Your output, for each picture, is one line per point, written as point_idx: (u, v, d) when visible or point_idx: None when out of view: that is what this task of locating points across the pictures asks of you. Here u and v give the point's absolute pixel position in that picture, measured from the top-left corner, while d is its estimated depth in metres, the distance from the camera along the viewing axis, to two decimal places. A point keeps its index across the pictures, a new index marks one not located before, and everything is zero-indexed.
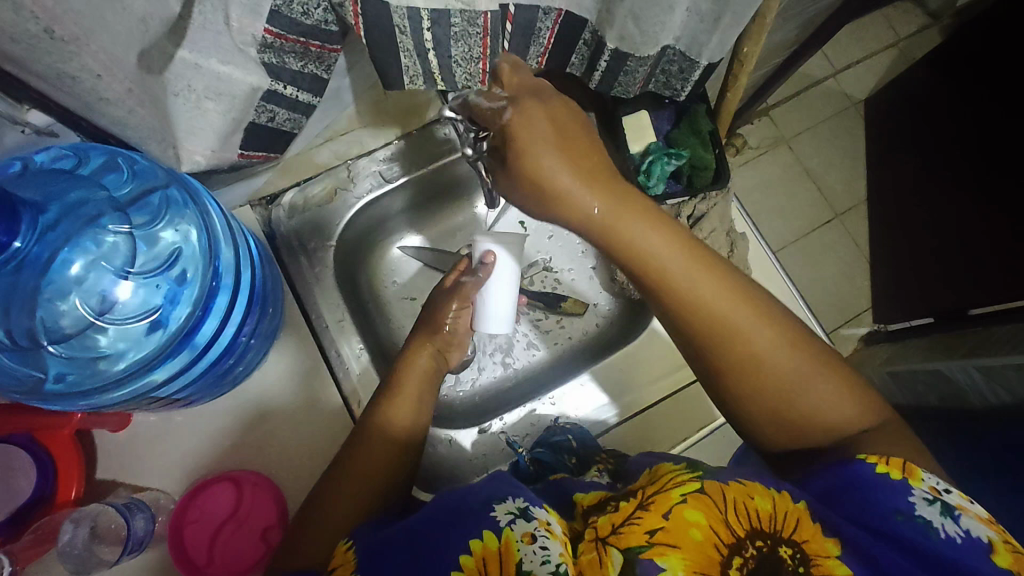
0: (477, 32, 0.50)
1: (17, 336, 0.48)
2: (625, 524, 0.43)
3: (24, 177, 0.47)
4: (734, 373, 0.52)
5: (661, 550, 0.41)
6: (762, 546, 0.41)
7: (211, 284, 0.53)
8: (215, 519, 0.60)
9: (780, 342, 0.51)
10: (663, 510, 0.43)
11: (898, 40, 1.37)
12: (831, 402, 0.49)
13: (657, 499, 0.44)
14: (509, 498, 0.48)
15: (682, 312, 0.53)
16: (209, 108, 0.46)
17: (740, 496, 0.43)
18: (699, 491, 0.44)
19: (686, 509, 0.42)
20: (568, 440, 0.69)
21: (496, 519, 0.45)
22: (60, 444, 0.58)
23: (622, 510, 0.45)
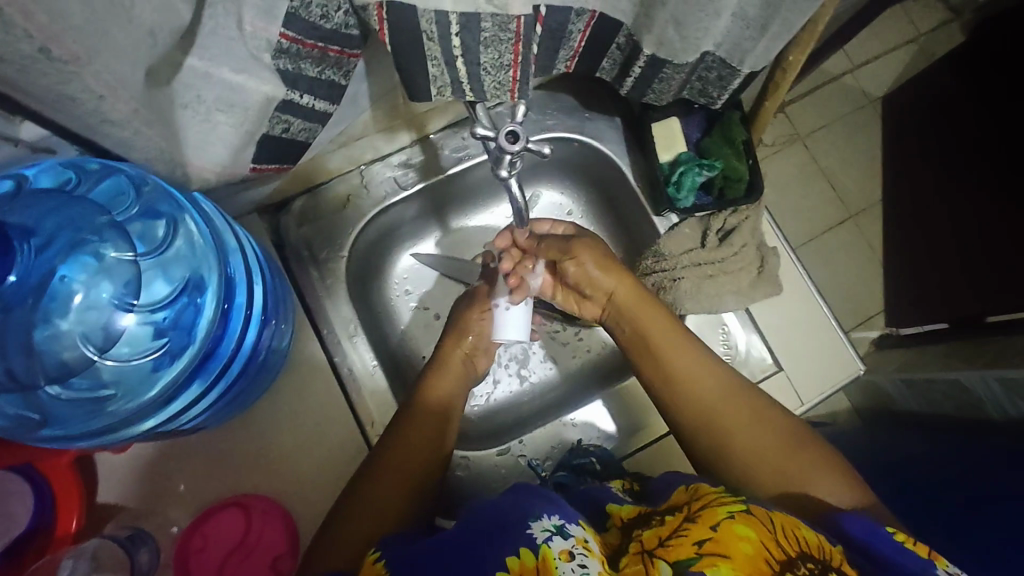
0: (508, 38, 0.45)
1: (15, 374, 0.44)
2: (673, 536, 0.42)
3: (18, 198, 0.43)
4: (726, 448, 0.55)
5: (711, 561, 0.39)
6: (814, 568, 0.39)
7: (224, 306, 0.51)
8: (222, 548, 0.57)
9: (766, 428, 0.55)
10: (710, 522, 0.42)
11: (918, 36, 1.21)
12: (829, 480, 0.51)
13: (705, 513, 0.43)
14: (544, 514, 0.45)
15: (673, 396, 0.59)
16: (220, 120, 0.43)
17: (787, 523, 0.43)
18: (746, 511, 0.43)
19: (735, 524, 0.41)
20: (591, 462, 0.66)
21: (533, 534, 0.43)
22: (61, 473, 0.55)
23: (668, 524, 0.44)
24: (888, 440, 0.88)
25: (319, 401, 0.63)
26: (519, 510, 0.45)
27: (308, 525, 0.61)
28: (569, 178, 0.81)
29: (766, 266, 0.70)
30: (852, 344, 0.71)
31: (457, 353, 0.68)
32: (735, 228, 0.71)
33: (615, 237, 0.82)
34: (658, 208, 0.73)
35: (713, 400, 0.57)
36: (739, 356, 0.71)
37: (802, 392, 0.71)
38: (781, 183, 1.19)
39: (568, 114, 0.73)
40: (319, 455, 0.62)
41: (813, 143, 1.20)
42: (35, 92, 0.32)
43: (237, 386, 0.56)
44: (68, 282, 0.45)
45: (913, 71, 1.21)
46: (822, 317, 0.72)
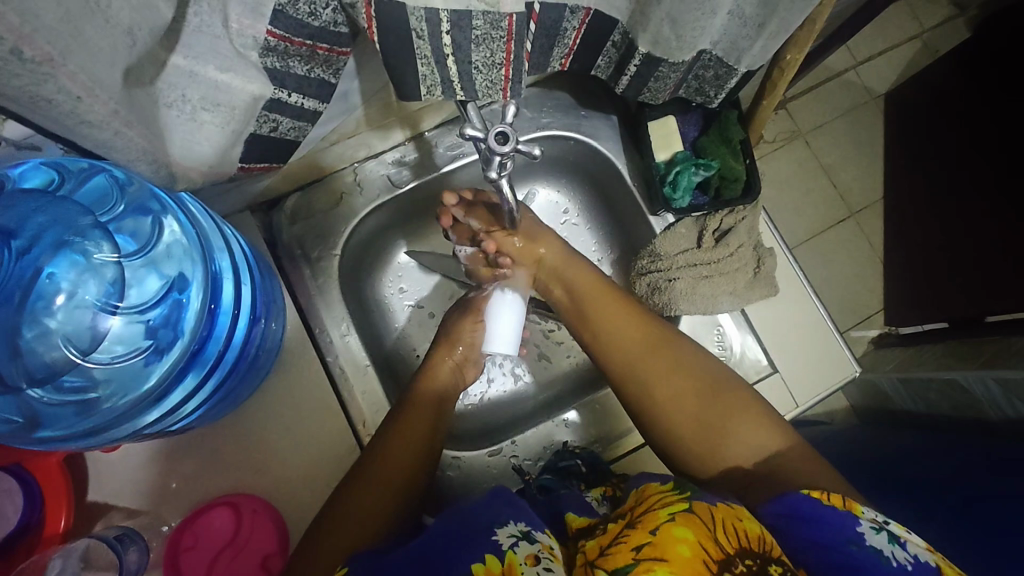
0: (500, 36, 0.44)
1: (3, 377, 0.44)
2: (613, 543, 0.43)
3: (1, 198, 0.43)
4: (656, 403, 0.60)
5: (648, 566, 0.40)
6: (751, 563, 0.41)
7: (211, 306, 0.51)
8: (212, 547, 0.57)
9: (695, 382, 0.60)
10: (650, 527, 0.43)
11: (922, 32, 1.20)
12: (747, 432, 0.56)
13: (646, 518, 0.44)
14: (509, 522, 0.46)
15: (612, 360, 0.63)
16: (206, 120, 0.42)
17: (727, 517, 0.43)
18: (688, 510, 0.44)
19: (675, 526, 0.42)
20: (577, 465, 0.65)
21: (498, 542, 0.44)
22: (49, 473, 0.54)
23: (610, 531, 0.45)
24: (884, 439, 0.88)
25: (310, 401, 0.63)
26: (488, 517, 0.47)
27: (299, 523, 0.61)
28: (565, 175, 0.80)
29: (762, 267, 0.69)
30: (848, 346, 0.70)
31: (446, 363, 0.68)
32: (732, 229, 0.70)
33: (610, 235, 0.81)
34: (652, 208, 0.72)
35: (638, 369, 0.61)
36: (733, 357, 0.71)
37: (797, 394, 0.70)
38: (781, 180, 1.18)
39: (564, 112, 0.72)
40: (310, 455, 0.62)
41: (813, 140, 1.19)
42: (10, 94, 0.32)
43: (228, 383, 0.56)
44: (53, 282, 0.45)
45: (916, 68, 1.20)
46: (819, 318, 0.72)
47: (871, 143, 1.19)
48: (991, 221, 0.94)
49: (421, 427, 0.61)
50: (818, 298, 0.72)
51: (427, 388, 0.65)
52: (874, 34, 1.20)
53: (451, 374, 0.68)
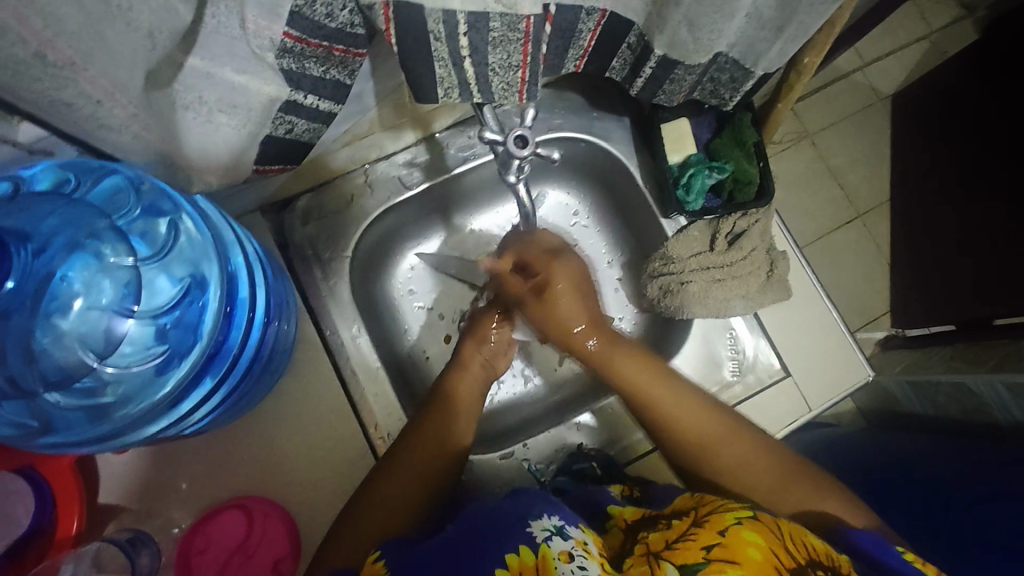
0: (517, 38, 0.44)
1: (21, 382, 0.44)
2: (681, 540, 0.44)
3: (16, 202, 0.43)
4: (731, 475, 0.57)
5: (720, 566, 0.40)
6: (825, 575, 0.40)
7: (226, 310, 0.50)
8: (222, 550, 0.57)
9: (763, 451, 0.58)
10: (718, 528, 0.43)
11: (931, 33, 1.19)
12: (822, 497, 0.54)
13: (712, 519, 0.45)
14: (544, 515, 0.45)
15: (679, 438, 0.59)
16: (222, 121, 0.41)
17: (794, 531, 0.44)
18: (754, 517, 0.44)
19: (743, 530, 0.43)
20: (591, 467, 0.65)
21: (533, 534, 0.43)
22: (61, 476, 0.54)
23: (676, 527, 0.46)
24: (893, 442, 0.88)
25: (321, 403, 0.63)
26: (520, 512, 0.46)
27: (310, 525, 0.60)
28: (576, 177, 0.80)
29: (776, 270, 0.69)
30: (862, 350, 0.70)
31: (477, 357, 0.68)
32: (745, 232, 0.70)
33: (621, 237, 0.81)
34: (664, 210, 0.72)
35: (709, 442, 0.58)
36: (745, 361, 0.70)
37: (810, 398, 0.70)
38: (789, 181, 1.17)
39: (575, 113, 0.72)
40: (322, 456, 0.62)
41: (822, 142, 1.18)
42: (27, 96, 0.31)
43: (243, 387, 0.55)
44: (68, 283, 0.44)
45: (925, 69, 1.19)
46: (832, 321, 0.71)
47: (880, 145, 1.19)
48: (1002, 225, 0.93)
49: (441, 423, 0.61)
50: (832, 302, 0.71)
51: (440, 390, 0.65)
52: (884, 35, 1.19)
53: (463, 376, 0.67)
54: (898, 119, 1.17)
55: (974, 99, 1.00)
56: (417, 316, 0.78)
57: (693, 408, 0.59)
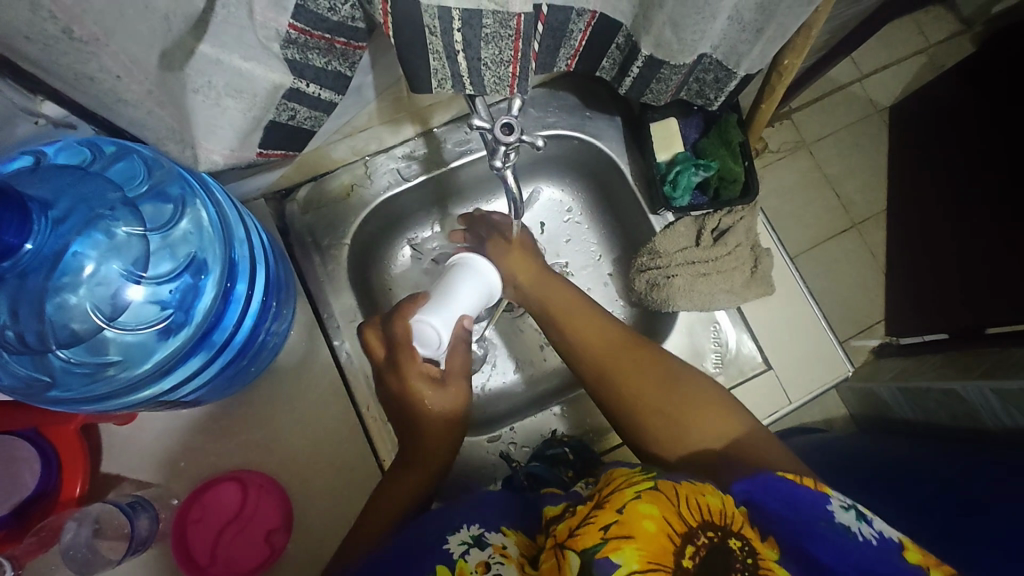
0: (508, 35, 0.46)
1: (27, 339, 0.46)
2: (581, 525, 0.44)
3: (36, 173, 0.45)
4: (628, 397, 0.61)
5: (616, 545, 0.41)
6: (713, 536, 0.42)
7: (226, 286, 0.53)
8: (219, 520, 0.59)
9: (662, 378, 0.61)
10: (617, 506, 0.44)
11: (927, 47, 1.22)
12: (711, 420, 0.57)
13: (612, 498, 0.45)
14: (463, 528, 0.50)
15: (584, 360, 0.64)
16: (229, 105, 0.45)
17: (690, 493, 0.45)
18: (653, 489, 0.45)
19: (640, 504, 0.44)
20: (565, 453, 0.67)
21: (450, 552, 0.48)
22: (66, 441, 0.57)
23: (579, 513, 0.46)
24: (880, 443, 0.89)
25: (319, 386, 0.65)
26: (439, 529, 0.51)
27: (302, 503, 0.62)
28: (571, 175, 0.82)
29: (759, 267, 0.71)
30: (841, 346, 0.72)
31: None
32: (729, 228, 0.72)
33: (610, 234, 0.83)
34: (653, 207, 0.75)
35: (609, 364, 0.63)
36: (728, 353, 0.72)
37: (791, 391, 0.72)
38: (783, 189, 1.20)
39: (569, 113, 0.75)
40: (319, 434, 0.64)
41: (817, 150, 1.21)
42: (56, 70, 0.34)
43: (235, 365, 0.58)
44: (79, 258, 0.46)
45: (921, 82, 1.21)
46: (813, 318, 0.74)
47: (874, 155, 1.21)
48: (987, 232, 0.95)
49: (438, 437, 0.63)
50: (815, 301, 0.74)
51: None
52: (879, 48, 1.22)
53: None
54: (893, 130, 1.20)
55: (963, 108, 1.02)
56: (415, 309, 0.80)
57: (648, 378, 0.61)
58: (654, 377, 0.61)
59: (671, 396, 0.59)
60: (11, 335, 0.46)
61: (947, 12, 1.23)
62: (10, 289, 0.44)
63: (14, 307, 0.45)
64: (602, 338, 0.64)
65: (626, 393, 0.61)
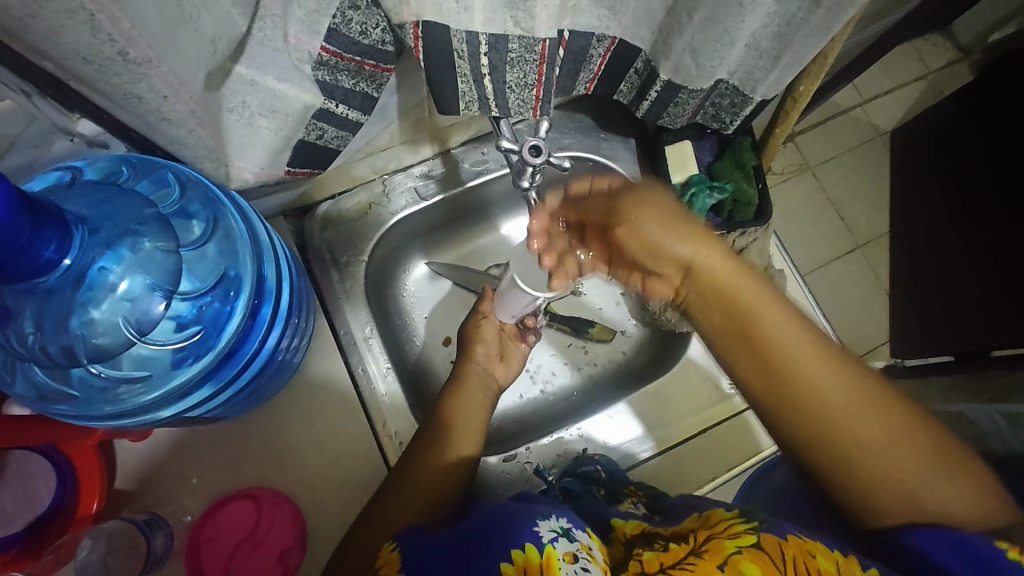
0: (534, 59, 0.48)
1: (52, 353, 0.45)
2: (677, 566, 0.43)
3: (72, 189, 0.46)
4: (868, 449, 0.47)
5: None
6: None
7: (253, 303, 0.53)
8: (232, 539, 0.58)
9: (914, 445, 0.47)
10: (717, 561, 0.42)
11: (927, 73, 1.25)
12: (957, 500, 0.47)
13: (712, 548, 0.44)
14: (551, 517, 0.47)
15: (816, 396, 0.48)
16: (261, 124, 0.46)
17: (798, 556, 0.42)
18: (757, 546, 0.43)
19: (743, 561, 0.42)
20: (597, 470, 0.66)
21: (539, 534, 0.44)
22: (83, 455, 0.56)
23: (672, 551, 0.45)
24: None
25: (335, 402, 0.65)
26: (527, 513, 0.47)
27: (316, 519, 0.62)
28: None
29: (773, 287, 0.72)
30: None
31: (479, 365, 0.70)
32: (745, 249, 0.73)
33: None
34: None
35: (845, 404, 0.48)
36: None
37: None
38: (789, 210, 1.21)
39: (585, 134, 0.76)
40: (333, 449, 0.64)
41: (821, 173, 1.22)
42: (105, 90, 0.34)
43: (256, 382, 0.58)
44: (106, 273, 0.46)
45: (922, 107, 1.24)
46: None
47: (878, 179, 1.23)
48: (992, 256, 0.97)
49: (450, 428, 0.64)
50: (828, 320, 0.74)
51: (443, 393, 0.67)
52: (880, 74, 1.25)
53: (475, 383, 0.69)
54: (896, 153, 1.22)
55: (966, 134, 1.04)
56: (433, 333, 0.80)
57: (856, 396, 0.48)
58: (847, 373, 0.49)
59: (856, 398, 0.48)
60: (37, 348, 0.45)
61: (946, 40, 1.25)
62: (36, 302, 0.44)
63: (40, 321, 0.44)
64: (783, 320, 0.49)
65: (863, 443, 0.47)
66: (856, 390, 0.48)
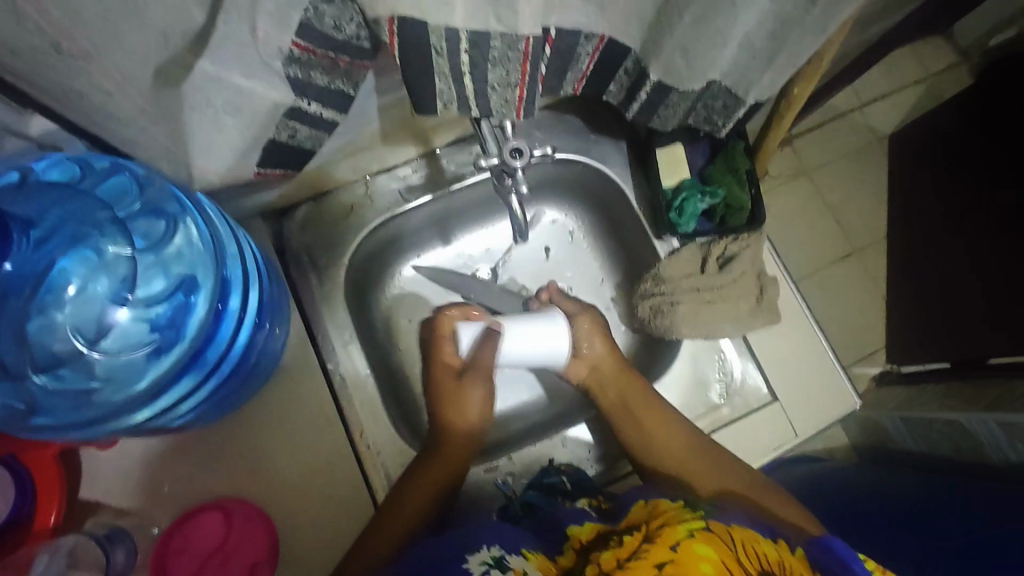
0: (516, 57, 0.46)
1: (5, 363, 0.45)
2: (632, 558, 0.44)
3: (22, 188, 0.44)
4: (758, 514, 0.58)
5: None
6: None
7: (217, 305, 0.50)
8: (200, 552, 0.56)
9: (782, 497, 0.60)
10: (670, 543, 0.45)
11: (926, 77, 1.23)
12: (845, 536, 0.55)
13: (664, 534, 0.46)
14: (482, 548, 0.52)
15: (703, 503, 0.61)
16: (227, 123, 0.43)
17: (746, 541, 0.46)
18: (707, 530, 0.46)
19: (695, 543, 0.44)
20: (562, 481, 0.66)
21: (470, 570, 0.49)
22: (42, 463, 0.54)
23: (627, 546, 0.47)
24: (879, 476, 0.87)
25: (309, 412, 0.63)
26: (462, 546, 0.53)
27: (289, 531, 0.60)
28: (573, 198, 0.81)
29: (765, 295, 0.69)
30: (848, 379, 0.70)
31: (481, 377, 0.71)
32: (736, 256, 0.70)
33: (614, 257, 0.82)
34: (657, 231, 0.74)
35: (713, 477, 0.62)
36: (733, 383, 0.71)
37: (797, 422, 0.69)
38: (785, 215, 1.19)
39: (573, 135, 0.74)
40: (306, 460, 0.62)
41: (816, 177, 1.21)
42: None
43: (228, 388, 0.55)
44: (61, 277, 0.46)
45: (919, 112, 1.22)
46: (819, 345, 0.71)
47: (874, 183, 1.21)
48: (994, 256, 0.94)
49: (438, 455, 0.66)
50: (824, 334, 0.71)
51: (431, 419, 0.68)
52: (879, 79, 1.23)
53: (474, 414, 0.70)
54: (894, 157, 1.20)
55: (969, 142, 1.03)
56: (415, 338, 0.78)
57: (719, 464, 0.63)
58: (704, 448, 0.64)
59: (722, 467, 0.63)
60: None
61: (945, 44, 1.24)
62: None
63: None
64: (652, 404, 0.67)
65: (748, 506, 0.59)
66: (732, 465, 0.63)
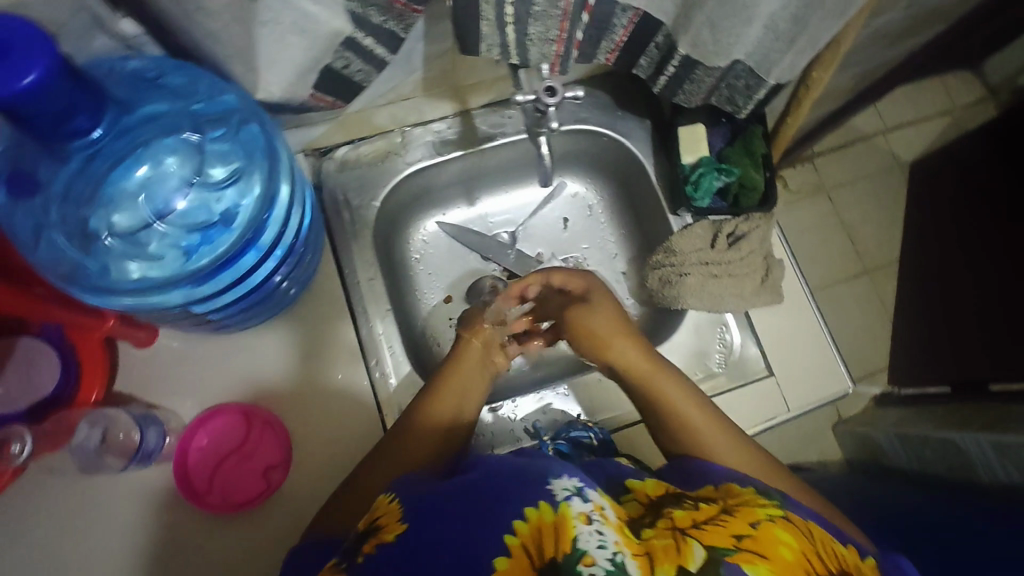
0: (557, 14, 0.52)
1: (73, 220, 0.51)
2: (710, 522, 0.44)
3: (115, 76, 0.49)
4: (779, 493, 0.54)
5: (751, 557, 0.40)
6: None
7: (261, 217, 0.56)
8: (221, 449, 0.61)
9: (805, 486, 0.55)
10: (752, 520, 0.44)
11: (954, 109, 1.25)
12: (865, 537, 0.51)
13: (744, 510, 0.45)
14: (564, 475, 0.45)
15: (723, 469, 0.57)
16: (291, 43, 0.48)
17: (823, 538, 0.45)
18: (787, 518, 0.45)
19: (778, 529, 0.43)
20: (590, 438, 0.68)
21: (553, 491, 0.42)
22: (88, 345, 0.59)
23: (703, 510, 0.46)
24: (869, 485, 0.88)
25: (334, 335, 0.68)
26: (539, 468, 0.46)
27: (301, 446, 0.64)
28: (595, 171, 0.85)
29: (770, 276, 0.74)
30: (845, 365, 0.74)
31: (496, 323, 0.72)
32: (745, 235, 0.74)
33: (629, 232, 0.86)
34: (673, 207, 0.77)
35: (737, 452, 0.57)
36: (733, 355, 0.74)
37: (790, 399, 0.74)
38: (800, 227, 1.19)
39: (602, 110, 0.78)
40: (325, 382, 0.66)
41: (836, 196, 1.21)
42: None
43: (256, 297, 0.61)
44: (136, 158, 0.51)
45: (943, 141, 1.24)
46: (817, 330, 0.76)
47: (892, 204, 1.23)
48: None
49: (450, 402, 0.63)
50: (824, 318, 0.75)
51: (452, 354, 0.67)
52: (906, 105, 1.25)
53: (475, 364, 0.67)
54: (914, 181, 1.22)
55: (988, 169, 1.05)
56: (435, 288, 0.83)
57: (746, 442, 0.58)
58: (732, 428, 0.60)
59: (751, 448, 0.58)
60: (60, 216, 0.50)
61: (975, 78, 1.26)
62: (69, 172, 0.49)
63: (70, 189, 0.50)
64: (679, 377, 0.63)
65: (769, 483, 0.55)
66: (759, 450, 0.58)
